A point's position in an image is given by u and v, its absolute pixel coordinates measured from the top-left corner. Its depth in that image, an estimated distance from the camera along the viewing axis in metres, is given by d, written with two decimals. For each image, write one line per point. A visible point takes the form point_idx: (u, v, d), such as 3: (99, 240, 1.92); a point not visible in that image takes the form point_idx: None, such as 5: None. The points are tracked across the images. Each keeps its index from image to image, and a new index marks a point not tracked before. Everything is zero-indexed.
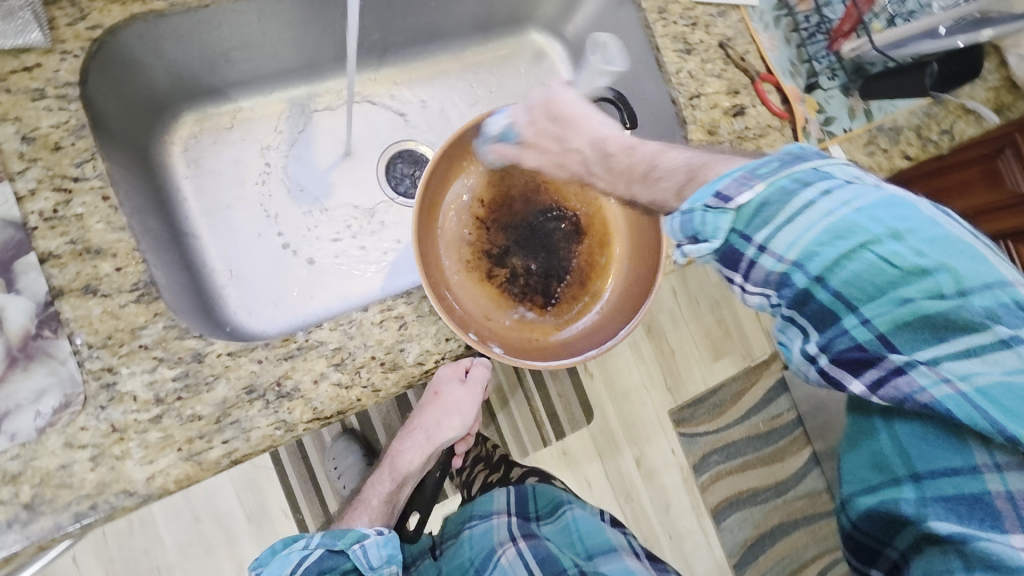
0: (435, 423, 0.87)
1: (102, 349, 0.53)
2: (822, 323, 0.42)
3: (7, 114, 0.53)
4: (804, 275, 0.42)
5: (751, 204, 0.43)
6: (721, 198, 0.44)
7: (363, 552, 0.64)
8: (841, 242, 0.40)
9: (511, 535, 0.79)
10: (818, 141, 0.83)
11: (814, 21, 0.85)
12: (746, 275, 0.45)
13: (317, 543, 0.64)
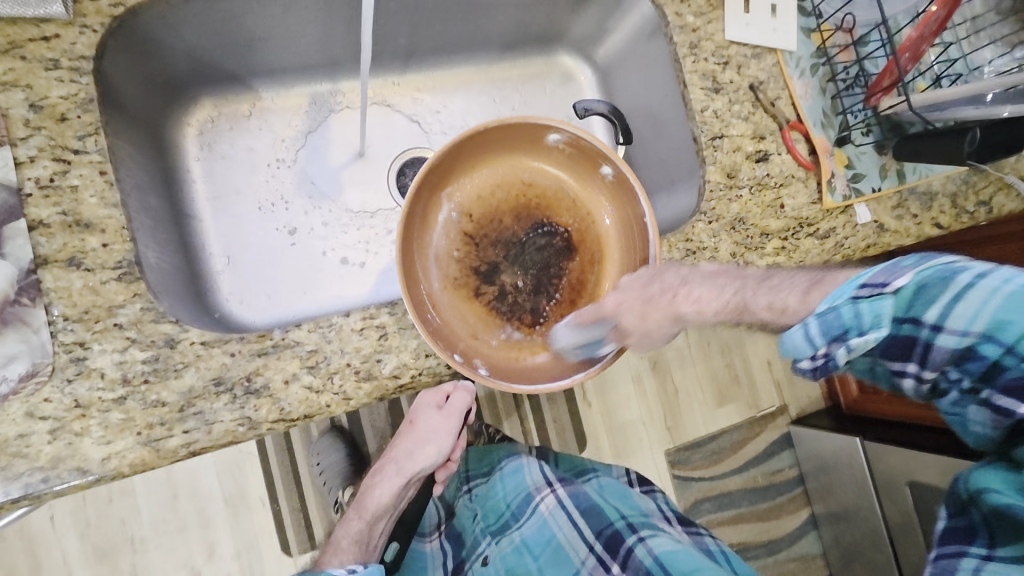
0: (411, 453, 0.85)
1: (77, 322, 0.53)
2: (997, 381, 0.42)
3: (18, 80, 0.54)
4: (992, 345, 0.42)
5: (910, 288, 0.44)
6: (870, 286, 0.44)
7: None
8: (1017, 309, 0.41)
9: (545, 481, 0.91)
10: (842, 198, 0.80)
11: (852, 73, 0.81)
12: (923, 361, 0.45)
13: None
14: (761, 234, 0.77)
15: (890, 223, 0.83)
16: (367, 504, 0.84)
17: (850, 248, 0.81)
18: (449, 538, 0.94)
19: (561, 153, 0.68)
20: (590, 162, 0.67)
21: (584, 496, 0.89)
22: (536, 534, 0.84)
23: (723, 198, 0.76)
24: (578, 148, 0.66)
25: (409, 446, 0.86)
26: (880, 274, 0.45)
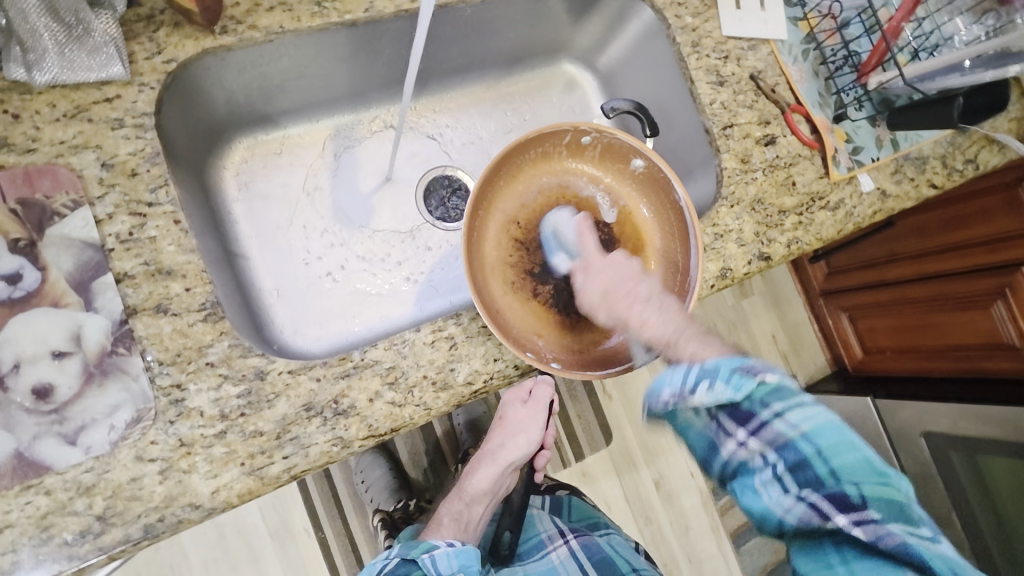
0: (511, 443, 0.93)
1: (171, 365, 0.55)
2: (806, 482, 0.50)
3: (88, 142, 0.56)
4: (837, 480, 0.49)
5: (773, 383, 0.52)
6: (750, 369, 0.52)
7: (430, 560, 0.72)
8: (838, 455, 0.50)
9: (557, 531, 0.98)
10: (847, 170, 0.86)
11: (841, 55, 0.88)
12: (756, 432, 0.52)
13: (396, 553, 0.75)
14: (779, 212, 0.82)
15: (891, 189, 0.90)
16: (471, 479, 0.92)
17: (859, 216, 0.87)
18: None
19: (589, 153, 0.75)
20: (620, 155, 0.73)
21: (596, 548, 0.95)
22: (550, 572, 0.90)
23: (741, 181, 0.81)
24: (608, 144, 0.72)
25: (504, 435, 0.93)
26: (765, 371, 0.52)
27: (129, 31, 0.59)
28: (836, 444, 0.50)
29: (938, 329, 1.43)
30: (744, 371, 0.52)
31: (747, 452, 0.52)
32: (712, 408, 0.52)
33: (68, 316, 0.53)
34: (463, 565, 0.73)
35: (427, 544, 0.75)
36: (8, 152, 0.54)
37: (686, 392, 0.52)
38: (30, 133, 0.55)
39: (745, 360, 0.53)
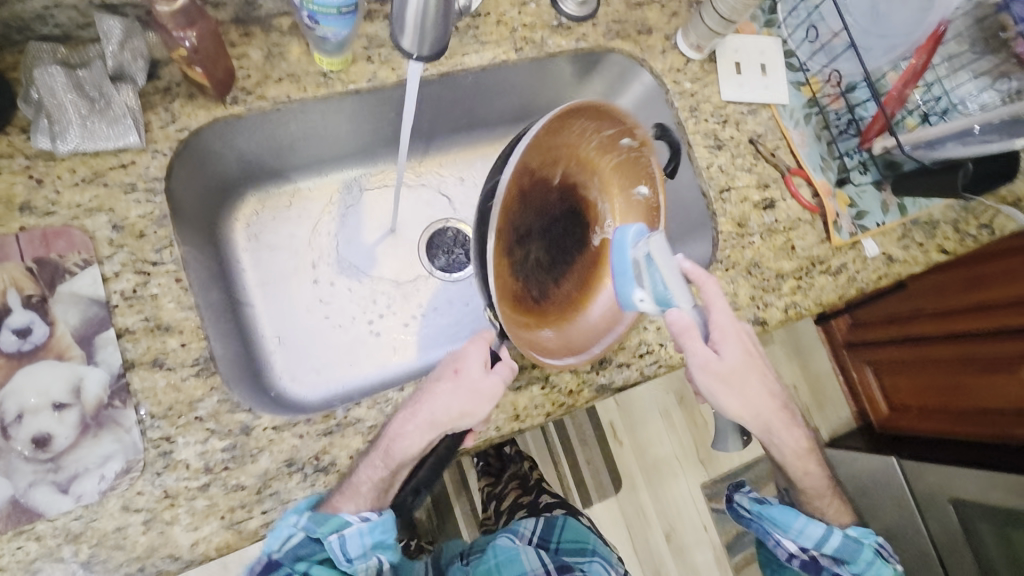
0: (418, 414, 0.61)
1: (163, 418, 0.58)
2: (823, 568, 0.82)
3: (102, 205, 0.61)
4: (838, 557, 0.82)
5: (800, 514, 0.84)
6: (882, 551, 0.83)
7: (339, 541, 0.58)
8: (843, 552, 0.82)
9: (544, 569, 0.85)
10: (850, 235, 0.85)
11: (845, 118, 0.88)
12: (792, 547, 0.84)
13: (302, 521, 0.57)
14: (777, 276, 0.82)
15: (898, 254, 0.88)
16: (381, 466, 0.60)
17: (863, 281, 0.86)
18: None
19: (611, 157, 0.77)
20: (632, 176, 0.78)
21: None
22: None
23: (737, 245, 0.81)
24: (631, 167, 0.77)
25: (417, 402, 0.62)
26: (887, 551, 0.83)
27: (147, 101, 0.64)
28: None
29: (958, 391, 1.38)
30: (879, 554, 0.82)
31: (804, 558, 0.83)
32: (820, 552, 0.82)
33: (69, 368, 0.57)
34: (378, 547, 0.61)
35: (337, 516, 0.58)
36: (29, 215, 0.59)
37: (805, 547, 0.83)
38: (51, 197, 0.60)
39: (874, 536, 0.83)
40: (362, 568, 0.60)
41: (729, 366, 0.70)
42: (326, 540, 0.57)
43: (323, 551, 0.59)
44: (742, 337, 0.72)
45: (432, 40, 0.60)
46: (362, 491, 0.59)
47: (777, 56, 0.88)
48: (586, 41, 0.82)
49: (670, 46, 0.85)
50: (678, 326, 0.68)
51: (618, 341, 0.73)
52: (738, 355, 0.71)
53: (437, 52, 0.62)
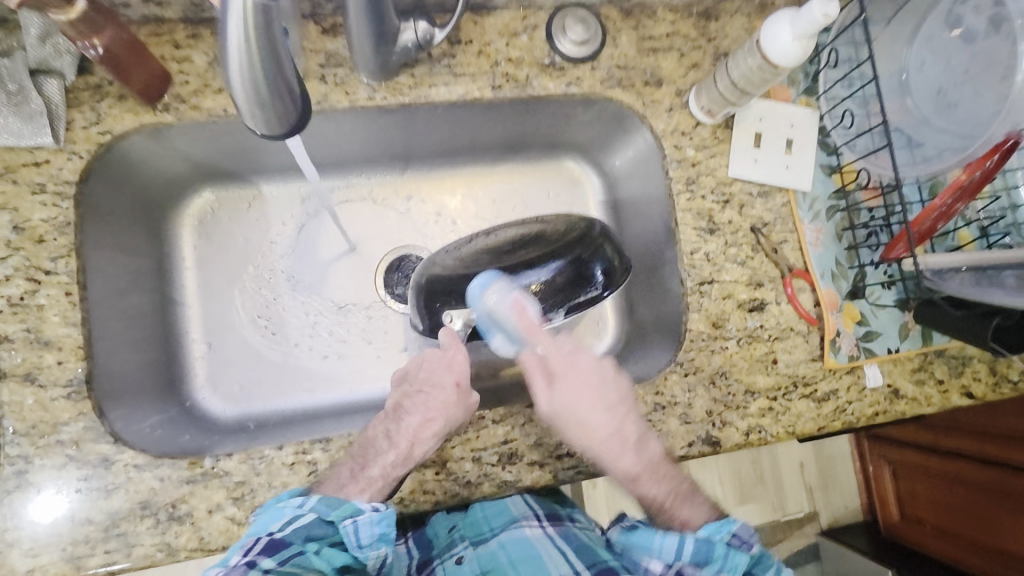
0: (422, 412, 0.63)
1: (24, 436, 0.56)
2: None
3: (7, 203, 0.59)
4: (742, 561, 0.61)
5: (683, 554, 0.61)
6: (736, 539, 0.62)
7: (353, 530, 0.57)
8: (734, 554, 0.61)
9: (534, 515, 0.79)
10: (849, 358, 0.73)
11: (878, 219, 0.73)
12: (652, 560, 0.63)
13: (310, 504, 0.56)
14: (746, 391, 0.71)
15: (907, 389, 0.74)
16: (391, 455, 0.60)
17: (852, 414, 0.73)
18: (418, 545, 0.79)
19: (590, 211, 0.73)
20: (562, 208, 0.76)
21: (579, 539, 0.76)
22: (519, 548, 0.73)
23: (705, 349, 0.71)
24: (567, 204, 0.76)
25: (407, 410, 0.64)
26: (745, 533, 0.62)
27: (73, 98, 0.60)
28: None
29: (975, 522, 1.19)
30: (733, 544, 0.62)
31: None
32: (681, 564, 0.61)
33: None
34: (384, 539, 0.58)
35: (350, 502, 0.57)
36: None
37: (671, 565, 0.61)
38: None
39: (728, 527, 0.62)
40: (371, 554, 0.58)
41: (571, 403, 0.64)
42: (340, 526, 0.56)
43: (337, 534, 0.57)
44: (589, 375, 0.65)
45: (279, 113, 0.44)
46: (378, 477, 0.59)
47: (810, 133, 0.74)
48: (580, 86, 0.71)
49: (681, 104, 0.73)
50: (547, 362, 0.66)
51: (535, 436, 0.66)
52: (602, 398, 0.64)
53: (294, 125, 0.47)
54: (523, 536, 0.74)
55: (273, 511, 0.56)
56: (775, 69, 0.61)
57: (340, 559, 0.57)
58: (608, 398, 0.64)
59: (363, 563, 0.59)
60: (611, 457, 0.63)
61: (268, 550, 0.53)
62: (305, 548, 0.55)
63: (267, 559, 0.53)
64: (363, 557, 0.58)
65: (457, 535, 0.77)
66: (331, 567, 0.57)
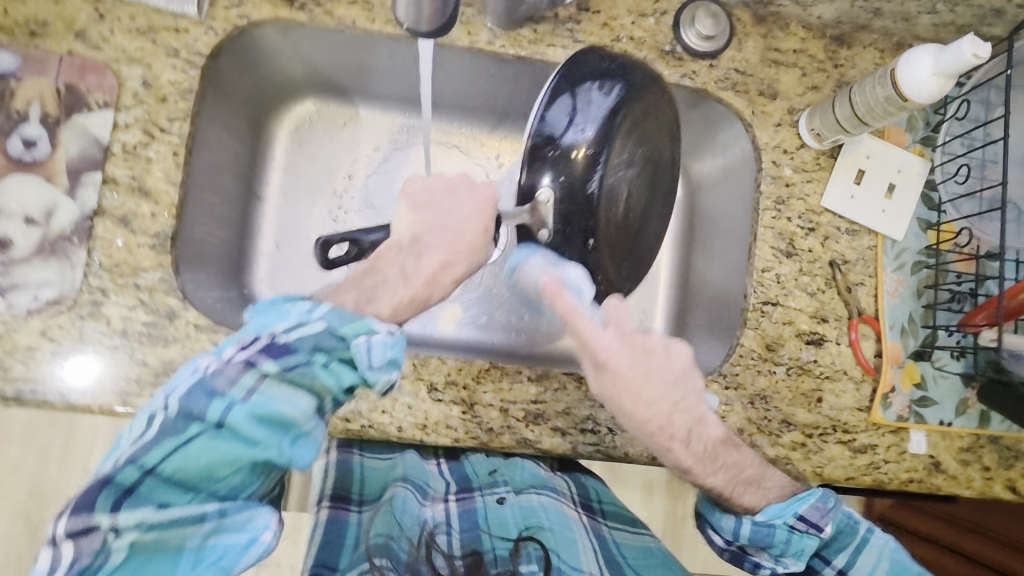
0: (442, 255, 0.59)
1: (107, 271, 0.60)
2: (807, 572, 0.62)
3: (143, 58, 0.62)
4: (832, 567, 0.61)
5: (792, 553, 0.59)
6: (804, 523, 0.58)
7: (365, 349, 0.48)
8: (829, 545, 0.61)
9: (573, 498, 0.75)
10: (897, 417, 0.70)
11: (964, 287, 0.70)
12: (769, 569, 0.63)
13: (320, 313, 0.48)
14: (783, 421, 0.70)
15: (949, 465, 0.71)
16: (404, 290, 0.55)
17: (884, 473, 0.71)
18: (454, 470, 0.75)
19: None
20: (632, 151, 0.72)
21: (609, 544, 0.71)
22: (558, 517, 0.70)
23: (752, 367, 0.70)
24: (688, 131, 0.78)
25: (425, 249, 0.59)
26: (815, 517, 0.58)
27: None
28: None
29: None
30: (795, 526, 0.58)
31: (737, 553, 0.61)
32: (740, 543, 0.60)
33: (50, 193, 0.60)
34: (397, 365, 0.50)
35: (364, 320, 0.49)
36: (81, 43, 0.61)
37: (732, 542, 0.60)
38: (104, 34, 0.62)
39: (796, 508, 0.58)
40: (381, 380, 0.49)
41: (616, 379, 0.57)
42: (351, 341, 0.47)
43: (349, 350, 0.48)
44: (637, 342, 0.59)
45: (428, 11, 0.60)
46: (388, 314, 0.54)
47: (914, 183, 0.72)
48: (694, 80, 0.71)
49: (790, 122, 0.72)
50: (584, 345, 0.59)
51: (564, 404, 0.66)
52: (666, 371, 0.58)
53: (435, 28, 0.62)
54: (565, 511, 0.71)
55: (284, 304, 0.50)
56: (904, 102, 0.59)
57: (348, 380, 0.48)
58: (666, 361, 0.58)
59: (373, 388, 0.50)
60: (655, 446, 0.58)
61: (271, 353, 0.46)
62: (312, 360, 0.46)
63: (266, 363, 0.45)
64: (372, 381, 0.49)
65: (500, 479, 0.74)
66: (337, 387, 0.48)
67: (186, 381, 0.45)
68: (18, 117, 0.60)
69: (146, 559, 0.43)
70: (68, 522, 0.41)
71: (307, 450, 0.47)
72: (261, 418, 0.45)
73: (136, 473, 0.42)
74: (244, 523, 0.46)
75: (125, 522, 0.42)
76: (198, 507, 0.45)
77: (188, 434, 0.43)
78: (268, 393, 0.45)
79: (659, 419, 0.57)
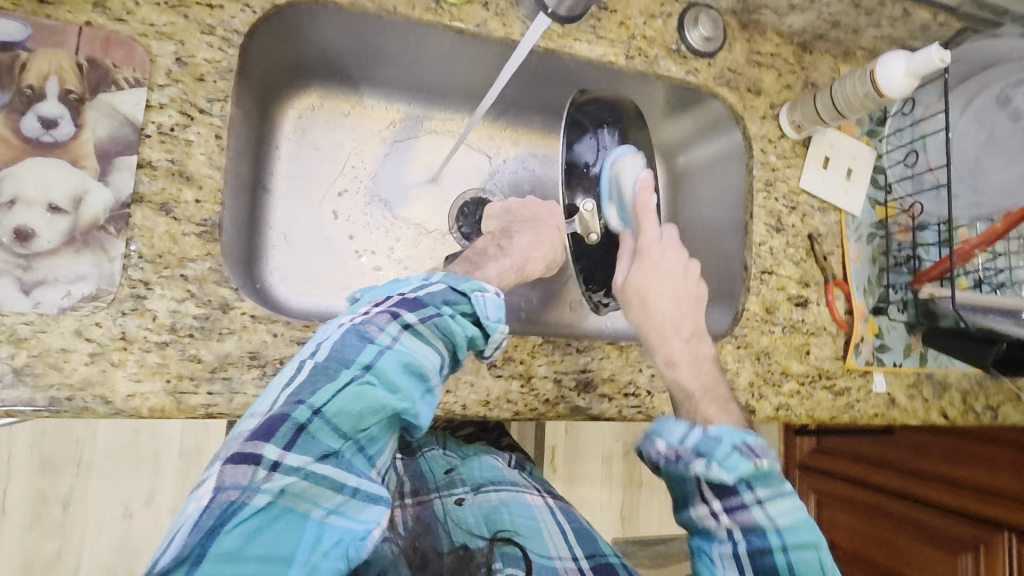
0: (531, 237, 0.77)
1: (149, 263, 0.56)
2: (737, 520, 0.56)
3: (174, 35, 0.59)
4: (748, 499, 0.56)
5: (694, 443, 0.57)
6: (747, 448, 0.56)
7: (481, 302, 0.57)
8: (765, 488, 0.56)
9: (534, 488, 0.83)
10: (865, 362, 0.84)
11: (905, 253, 0.86)
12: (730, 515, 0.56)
13: (439, 279, 0.59)
14: (781, 372, 0.80)
15: (902, 399, 0.86)
16: (506, 260, 0.72)
17: (858, 411, 0.84)
18: (410, 472, 0.85)
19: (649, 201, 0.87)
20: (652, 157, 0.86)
21: (578, 518, 0.79)
22: (519, 507, 0.76)
23: (757, 328, 0.80)
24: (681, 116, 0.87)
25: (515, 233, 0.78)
26: (756, 448, 0.57)
27: None
28: (799, 525, 0.55)
29: (959, 569, 1.30)
30: (736, 448, 0.56)
31: (671, 468, 0.58)
32: (683, 452, 0.58)
33: (78, 178, 0.54)
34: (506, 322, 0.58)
35: (475, 281, 0.59)
36: (102, 14, 0.56)
37: (674, 452, 0.58)
38: (128, 6, 0.57)
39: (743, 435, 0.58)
40: (497, 331, 0.57)
41: (649, 277, 0.75)
42: (470, 294, 0.57)
43: (467, 307, 0.57)
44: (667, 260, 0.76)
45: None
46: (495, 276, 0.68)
47: (867, 167, 0.86)
48: (697, 76, 0.80)
49: (772, 115, 0.83)
50: (641, 244, 0.76)
51: (609, 371, 0.72)
52: (684, 283, 0.75)
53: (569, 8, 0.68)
54: (526, 499, 0.78)
55: (398, 285, 0.59)
56: (880, 97, 0.71)
57: (469, 333, 0.55)
58: (686, 269, 0.77)
59: (485, 343, 0.57)
60: (657, 336, 0.71)
61: (408, 307, 0.53)
62: (440, 311, 0.54)
63: (407, 314, 0.52)
64: (487, 335, 0.57)
65: (457, 477, 0.83)
66: (460, 338, 0.55)
67: (334, 335, 0.50)
68: (33, 93, 0.53)
69: (283, 512, 0.41)
70: (240, 448, 0.43)
71: (431, 406, 0.50)
72: (405, 367, 0.49)
73: (305, 412, 0.44)
74: (358, 512, 0.44)
75: (289, 461, 0.42)
76: (342, 469, 0.44)
77: (341, 381, 0.46)
78: (409, 342, 0.50)
79: (670, 311, 0.72)
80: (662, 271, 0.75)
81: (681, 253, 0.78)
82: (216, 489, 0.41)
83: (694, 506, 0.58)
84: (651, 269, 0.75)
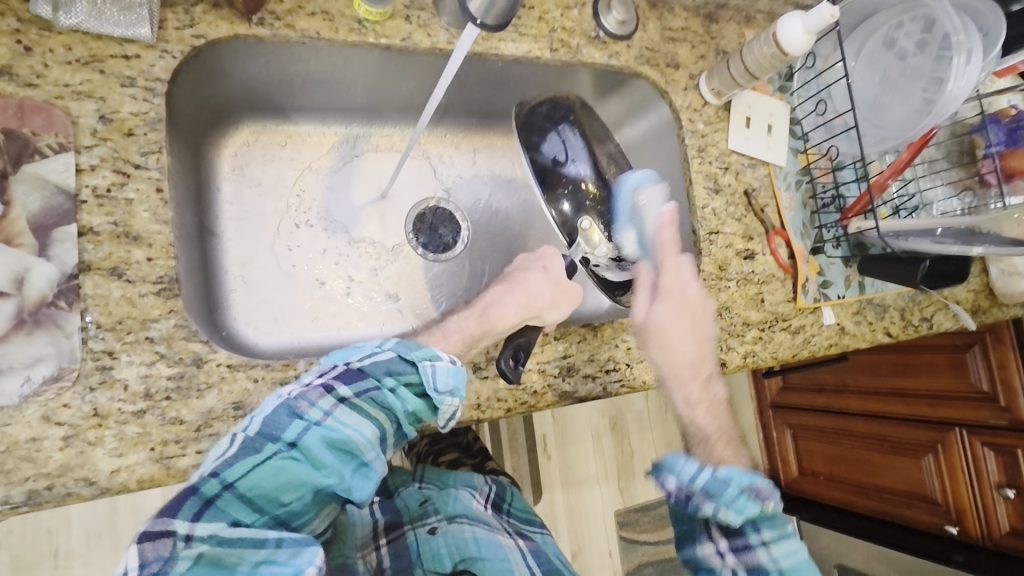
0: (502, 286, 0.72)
1: (109, 331, 0.54)
2: (737, 543, 0.62)
3: (94, 92, 0.57)
4: (751, 530, 0.62)
5: (705, 481, 0.62)
6: (754, 490, 0.61)
7: (430, 372, 0.53)
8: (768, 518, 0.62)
9: (507, 530, 0.82)
10: (813, 299, 0.90)
11: (830, 194, 0.93)
12: (732, 543, 0.62)
13: (390, 345, 0.55)
14: (742, 323, 0.86)
15: (850, 327, 0.93)
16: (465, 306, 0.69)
17: (815, 345, 0.90)
18: (383, 508, 0.85)
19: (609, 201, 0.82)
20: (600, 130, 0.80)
21: (547, 557, 0.78)
22: (490, 544, 0.75)
23: (714, 286, 0.85)
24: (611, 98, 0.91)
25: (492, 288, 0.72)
26: (763, 490, 0.61)
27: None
28: (799, 568, 0.60)
29: (923, 469, 1.42)
30: (747, 491, 0.61)
31: (683, 502, 0.63)
32: (693, 490, 0.62)
33: (16, 257, 0.52)
34: (456, 392, 0.54)
35: (428, 348, 0.55)
36: (10, 82, 0.54)
37: (684, 487, 0.63)
38: (37, 69, 0.55)
39: (750, 477, 0.62)
40: (445, 403, 0.53)
41: (660, 320, 0.70)
42: (417, 364, 0.53)
43: (415, 376, 0.53)
44: (687, 303, 0.71)
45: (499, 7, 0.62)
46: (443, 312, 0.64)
47: (784, 120, 0.92)
48: (618, 59, 0.84)
49: (692, 85, 0.88)
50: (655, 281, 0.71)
51: (588, 352, 0.74)
52: (696, 330, 0.71)
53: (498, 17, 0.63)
54: (497, 538, 0.77)
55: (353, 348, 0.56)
56: (786, 56, 0.77)
57: (413, 405, 0.53)
58: (696, 319, 0.71)
59: (434, 415, 0.54)
60: (678, 381, 0.70)
61: (345, 378, 0.51)
62: (381, 383, 0.52)
63: (342, 387, 0.50)
64: (436, 405, 0.53)
65: (430, 508, 0.82)
66: (403, 412, 0.52)
67: (267, 408, 0.49)
68: None
69: (205, 573, 0.42)
70: (150, 525, 0.41)
71: (368, 481, 0.49)
72: (332, 442, 0.48)
73: (217, 486, 0.44)
74: (289, 557, 0.45)
75: (202, 532, 0.42)
76: (259, 531, 0.45)
77: (264, 456, 0.46)
78: (338, 418, 0.48)
79: (685, 353, 0.70)
80: (672, 303, 0.70)
81: (696, 290, 0.71)
82: (125, 569, 0.40)
83: (699, 544, 0.64)
84: (660, 303, 0.71)
